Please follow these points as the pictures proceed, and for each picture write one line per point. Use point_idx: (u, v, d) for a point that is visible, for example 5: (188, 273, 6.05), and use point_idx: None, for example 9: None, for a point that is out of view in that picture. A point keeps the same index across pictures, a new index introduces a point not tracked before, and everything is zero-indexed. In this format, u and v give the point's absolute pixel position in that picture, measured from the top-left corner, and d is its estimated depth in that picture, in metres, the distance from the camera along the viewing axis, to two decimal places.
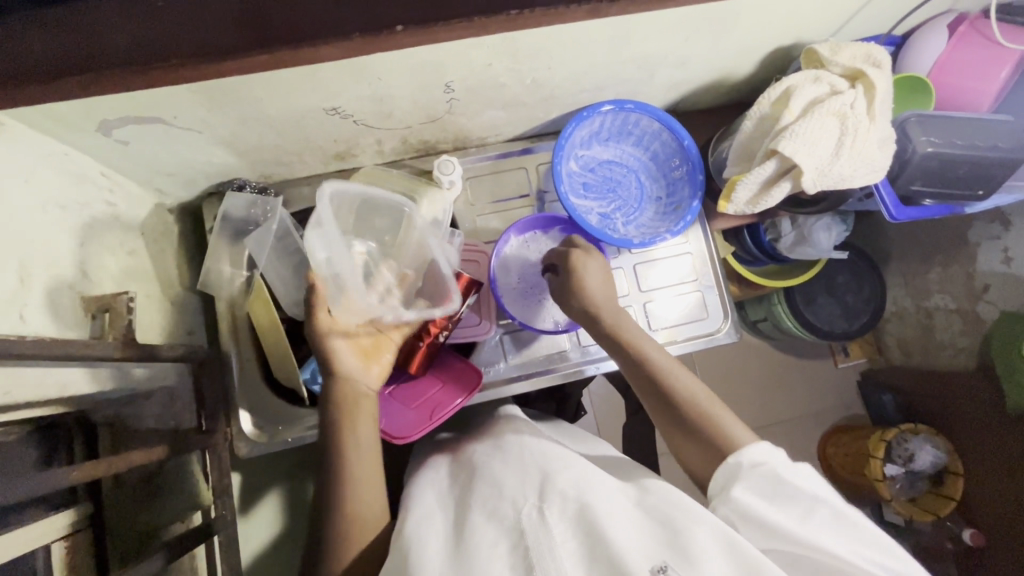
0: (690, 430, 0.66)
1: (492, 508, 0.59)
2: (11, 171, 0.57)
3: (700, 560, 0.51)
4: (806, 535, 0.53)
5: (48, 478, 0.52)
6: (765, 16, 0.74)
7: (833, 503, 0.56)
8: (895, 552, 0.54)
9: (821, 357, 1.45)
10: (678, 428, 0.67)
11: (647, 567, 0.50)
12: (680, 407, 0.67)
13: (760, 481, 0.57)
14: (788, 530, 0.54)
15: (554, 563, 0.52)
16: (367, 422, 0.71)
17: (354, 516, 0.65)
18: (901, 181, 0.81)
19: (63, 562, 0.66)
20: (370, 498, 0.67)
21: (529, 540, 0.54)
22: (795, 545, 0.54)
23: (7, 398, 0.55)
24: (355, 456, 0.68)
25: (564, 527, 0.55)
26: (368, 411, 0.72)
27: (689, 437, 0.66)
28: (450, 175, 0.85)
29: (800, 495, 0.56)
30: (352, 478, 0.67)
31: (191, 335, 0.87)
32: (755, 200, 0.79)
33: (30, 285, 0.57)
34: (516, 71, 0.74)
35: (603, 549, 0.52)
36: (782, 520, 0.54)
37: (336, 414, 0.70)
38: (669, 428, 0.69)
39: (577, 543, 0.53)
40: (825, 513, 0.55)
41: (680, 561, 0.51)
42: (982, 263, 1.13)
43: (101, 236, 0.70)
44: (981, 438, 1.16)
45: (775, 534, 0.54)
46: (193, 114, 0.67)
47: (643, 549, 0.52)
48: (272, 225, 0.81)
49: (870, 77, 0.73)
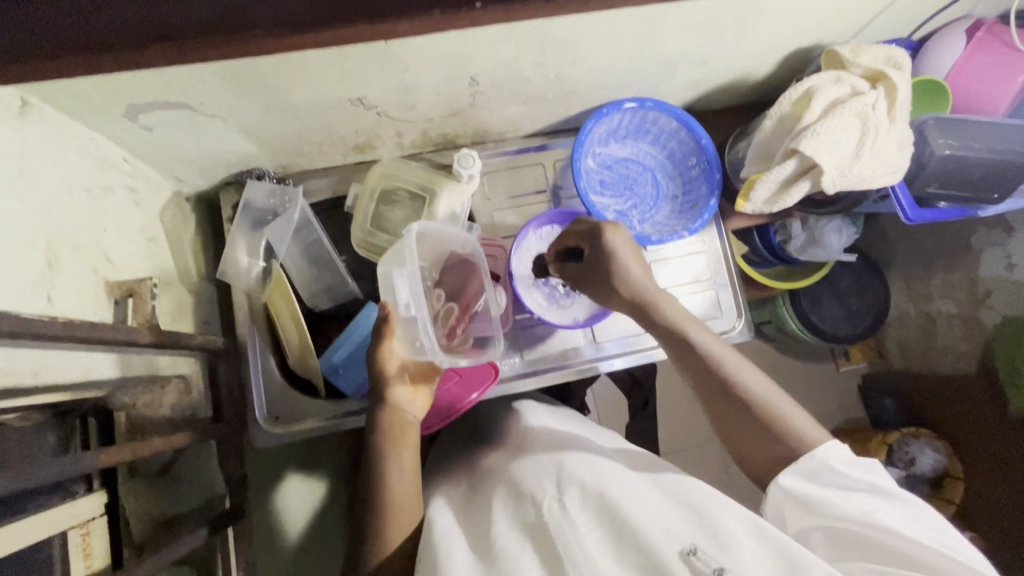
0: (749, 416, 0.63)
1: (514, 506, 0.60)
2: (39, 152, 0.57)
3: (729, 541, 0.52)
4: (857, 514, 0.56)
5: (79, 459, 0.50)
6: (788, 17, 0.75)
7: (888, 486, 0.57)
8: (950, 533, 0.55)
9: (822, 361, 1.45)
10: (735, 413, 0.64)
11: (677, 549, 0.51)
12: (730, 393, 0.64)
13: (816, 466, 0.59)
14: (839, 509, 0.56)
15: (583, 552, 0.52)
16: (410, 450, 0.70)
17: (395, 528, 0.65)
18: (918, 183, 0.82)
19: (80, 549, 0.64)
20: (408, 508, 0.66)
21: (553, 531, 0.54)
22: (844, 523, 0.56)
23: (33, 378, 0.54)
24: (397, 480, 0.67)
25: (586, 518, 0.55)
26: (413, 440, 0.71)
27: (747, 423, 0.63)
28: (469, 169, 0.83)
29: (855, 479, 0.58)
30: (392, 494, 0.66)
31: (206, 324, 0.86)
32: (773, 200, 0.79)
33: (56, 267, 0.57)
34: (541, 65, 0.75)
35: (629, 535, 0.52)
36: (834, 500, 0.57)
37: (379, 437, 0.69)
38: (728, 415, 0.64)
39: (602, 532, 0.54)
40: (880, 497, 0.57)
41: (710, 544, 0.51)
42: (985, 269, 1.13)
43: (123, 222, 0.70)
44: (983, 443, 1.16)
45: (823, 511, 0.57)
46: (220, 101, 0.67)
47: (671, 533, 0.53)
48: (294, 216, 0.83)
49: (892, 79, 0.74)
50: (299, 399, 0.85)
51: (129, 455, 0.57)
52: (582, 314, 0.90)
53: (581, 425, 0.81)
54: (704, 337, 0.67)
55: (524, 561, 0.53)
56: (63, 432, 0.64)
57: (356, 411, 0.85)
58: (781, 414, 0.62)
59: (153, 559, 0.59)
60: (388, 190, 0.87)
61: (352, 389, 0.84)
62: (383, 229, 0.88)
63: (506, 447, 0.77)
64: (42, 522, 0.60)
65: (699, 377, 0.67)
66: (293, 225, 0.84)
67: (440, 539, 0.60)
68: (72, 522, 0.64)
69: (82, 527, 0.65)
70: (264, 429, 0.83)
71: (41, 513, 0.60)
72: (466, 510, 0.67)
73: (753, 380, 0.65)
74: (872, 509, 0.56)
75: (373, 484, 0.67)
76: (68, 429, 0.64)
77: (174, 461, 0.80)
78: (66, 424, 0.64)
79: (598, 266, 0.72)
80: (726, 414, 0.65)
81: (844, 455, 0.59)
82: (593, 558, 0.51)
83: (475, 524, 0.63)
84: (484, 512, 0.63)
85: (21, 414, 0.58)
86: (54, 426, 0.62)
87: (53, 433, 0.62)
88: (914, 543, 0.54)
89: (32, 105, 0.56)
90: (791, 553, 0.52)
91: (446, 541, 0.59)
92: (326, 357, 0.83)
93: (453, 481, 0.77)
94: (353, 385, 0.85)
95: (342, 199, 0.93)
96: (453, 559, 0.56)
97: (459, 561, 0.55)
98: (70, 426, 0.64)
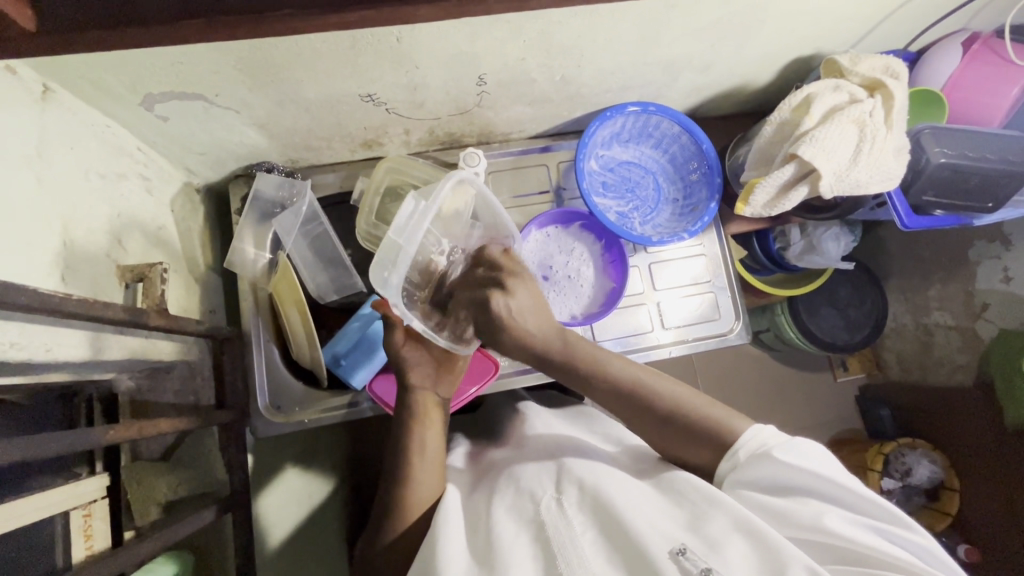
0: (660, 421, 0.66)
1: (514, 504, 0.60)
2: (59, 137, 0.59)
3: (719, 543, 0.51)
4: (809, 517, 0.55)
5: (88, 435, 0.50)
6: (788, 26, 0.77)
7: (833, 477, 0.56)
8: (901, 521, 0.54)
9: (819, 370, 1.46)
10: (650, 423, 0.67)
11: (667, 548, 0.51)
12: (662, 414, 0.66)
13: (759, 469, 0.58)
14: (788, 512, 0.56)
15: (575, 549, 0.52)
16: (436, 429, 0.71)
17: (412, 506, 0.65)
18: (914, 190, 0.84)
19: (81, 530, 0.65)
20: (425, 489, 0.67)
21: (548, 529, 0.55)
22: (798, 526, 0.55)
23: (47, 354, 0.55)
24: (421, 460, 0.68)
25: (583, 517, 0.56)
26: (436, 416, 0.73)
27: (664, 428, 0.66)
28: (475, 166, 0.84)
29: (798, 476, 0.56)
30: (413, 475, 0.67)
31: (211, 313, 0.88)
32: (772, 204, 0.81)
33: (71, 247, 0.58)
34: (547, 67, 0.76)
35: (621, 532, 0.53)
36: (782, 505, 0.56)
37: (406, 419, 0.71)
38: (664, 436, 0.66)
39: (595, 531, 0.54)
40: (828, 492, 0.56)
41: (699, 545, 0.51)
42: (982, 282, 1.15)
43: (135, 208, 0.71)
44: (979, 457, 1.16)
45: (774, 517, 0.56)
46: (234, 93, 0.68)
47: (663, 533, 0.53)
48: (303, 207, 0.83)
49: (889, 87, 0.76)
50: (301, 389, 0.86)
51: (135, 434, 0.57)
52: (582, 312, 0.91)
53: (583, 421, 0.82)
54: (604, 361, 0.69)
55: (517, 553, 0.53)
56: (67, 412, 0.67)
57: (357, 401, 0.86)
58: (691, 407, 0.66)
59: (152, 539, 0.60)
60: (393, 185, 0.89)
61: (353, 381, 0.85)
62: (387, 223, 0.89)
63: (511, 446, 0.77)
64: (44, 500, 0.60)
65: (608, 400, 0.69)
66: (301, 217, 0.84)
67: (434, 530, 0.59)
68: (74, 502, 0.65)
69: (83, 508, 0.66)
70: (266, 417, 0.84)
71: (42, 492, 0.61)
72: (466, 505, 0.67)
73: (656, 382, 0.68)
74: (823, 508, 0.55)
75: (395, 468, 0.68)
76: (68, 410, 0.67)
77: (176, 445, 0.81)
78: (66, 406, 0.67)
79: (488, 322, 0.68)
80: (641, 425, 0.68)
81: (783, 449, 0.58)
82: (583, 556, 0.51)
83: (472, 519, 0.62)
84: (480, 508, 0.63)
85: (21, 393, 0.62)
86: (53, 408, 0.66)
87: (51, 415, 0.66)
88: (867, 540, 0.53)
89: (53, 92, 0.59)
90: (779, 547, 0.50)
91: (437, 534, 0.58)
92: (332, 348, 0.85)
93: (454, 470, 0.78)
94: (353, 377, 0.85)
95: (348, 194, 0.95)
96: (446, 553, 0.55)
97: (454, 554, 0.56)
98: (75, 407, 0.68)
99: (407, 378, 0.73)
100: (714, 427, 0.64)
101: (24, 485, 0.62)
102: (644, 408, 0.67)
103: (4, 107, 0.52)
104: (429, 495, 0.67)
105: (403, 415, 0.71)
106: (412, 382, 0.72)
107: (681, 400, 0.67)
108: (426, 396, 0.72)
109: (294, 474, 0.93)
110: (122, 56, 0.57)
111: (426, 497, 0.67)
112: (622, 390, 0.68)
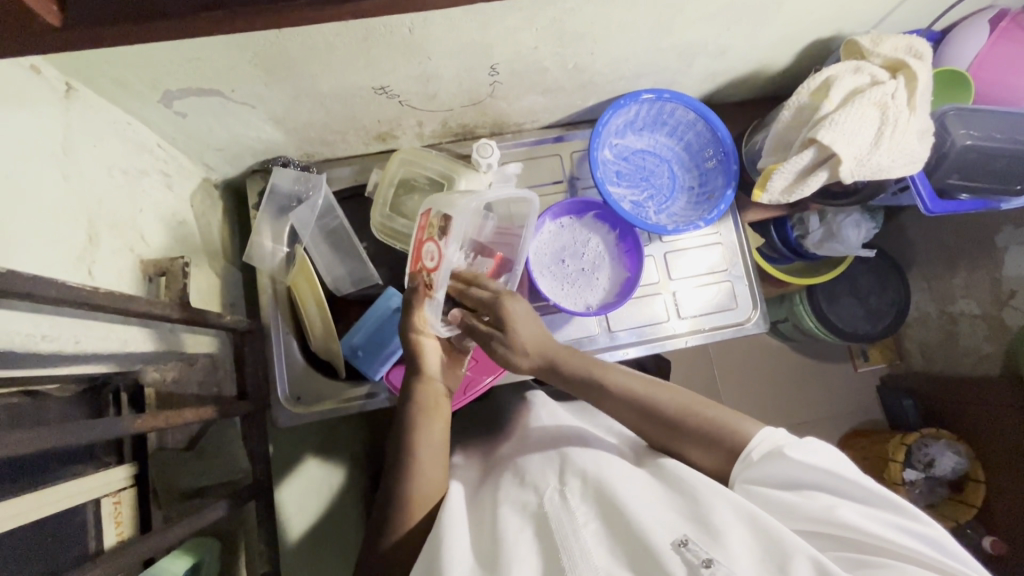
0: (664, 422, 0.66)
1: (517, 498, 0.61)
2: (83, 134, 0.60)
3: (722, 533, 0.51)
4: (819, 510, 0.54)
5: (115, 424, 0.51)
6: (806, 8, 0.75)
7: (845, 475, 0.56)
8: (912, 514, 0.54)
9: (839, 361, 1.43)
10: (660, 428, 0.67)
11: (669, 540, 0.50)
12: (670, 417, 0.66)
13: (771, 467, 0.58)
14: (798, 507, 0.55)
15: (578, 542, 0.52)
16: (443, 426, 0.71)
17: (417, 505, 0.65)
18: (939, 174, 0.81)
19: (111, 517, 0.69)
20: (428, 486, 0.67)
21: (551, 520, 0.55)
22: (808, 521, 0.55)
23: (76, 346, 0.56)
24: (429, 456, 0.68)
25: (586, 510, 0.56)
26: (445, 413, 0.73)
27: (669, 430, 0.66)
28: (487, 158, 0.84)
29: (808, 472, 0.56)
30: (419, 471, 0.67)
31: (232, 306, 0.90)
32: (790, 189, 0.79)
33: (97, 243, 0.60)
34: (560, 55, 0.76)
35: (624, 526, 0.52)
36: (791, 499, 0.56)
37: (416, 413, 0.70)
38: (674, 435, 0.66)
39: (598, 523, 0.54)
40: (837, 486, 0.56)
41: (702, 537, 0.51)
42: (1011, 269, 1.11)
43: (157, 204, 0.73)
44: (1011, 451, 1.12)
45: (785, 513, 0.56)
46: (250, 89, 0.69)
47: (665, 525, 0.53)
48: (318, 201, 0.85)
49: (912, 68, 0.74)
50: (319, 381, 0.87)
51: (162, 424, 0.57)
52: (596, 303, 0.91)
53: (591, 416, 0.82)
54: (606, 372, 0.70)
55: (521, 547, 0.54)
56: (95, 404, 0.70)
57: (375, 393, 0.87)
58: (692, 408, 0.66)
59: (180, 524, 0.61)
60: (407, 177, 0.90)
61: (370, 372, 0.85)
62: (402, 215, 0.90)
63: (516, 436, 0.78)
64: (74, 489, 0.63)
65: (611, 405, 0.70)
66: (317, 210, 0.86)
67: (440, 528, 0.59)
68: (104, 492, 0.68)
69: (112, 497, 0.70)
70: (286, 408, 0.85)
71: (70, 483, 0.63)
72: (469, 500, 0.68)
73: (658, 391, 0.68)
74: (834, 502, 0.55)
75: (397, 460, 0.68)
76: (94, 403, 0.70)
77: (202, 434, 0.83)
78: (94, 399, 0.70)
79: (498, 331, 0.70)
80: (648, 430, 0.68)
81: (795, 448, 0.58)
82: (587, 549, 0.51)
83: (477, 515, 0.63)
84: (486, 504, 0.64)
85: (58, 386, 0.65)
86: (82, 399, 0.69)
87: (82, 406, 0.69)
88: (881, 534, 0.52)
89: (75, 90, 0.60)
90: (781, 536, 0.50)
91: (442, 531, 0.58)
92: (346, 340, 0.86)
93: (465, 463, 0.79)
94: (370, 368, 0.86)
95: (363, 186, 0.95)
96: (451, 548, 0.55)
97: (457, 552, 0.56)
98: (102, 399, 0.71)
99: (417, 368, 0.72)
100: (723, 429, 0.63)
101: (59, 473, 0.64)
102: (650, 413, 0.67)
103: (30, 105, 0.53)
104: (435, 489, 0.67)
105: (412, 409, 0.71)
106: (422, 373, 0.72)
107: (685, 403, 0.67)
108: (437, 395, 0.72)
109: (314, 464, 0.95)
110: (141, 53, 0.58)
111: (430, 496, 0.66)
112: (626, 395, 0.69)
